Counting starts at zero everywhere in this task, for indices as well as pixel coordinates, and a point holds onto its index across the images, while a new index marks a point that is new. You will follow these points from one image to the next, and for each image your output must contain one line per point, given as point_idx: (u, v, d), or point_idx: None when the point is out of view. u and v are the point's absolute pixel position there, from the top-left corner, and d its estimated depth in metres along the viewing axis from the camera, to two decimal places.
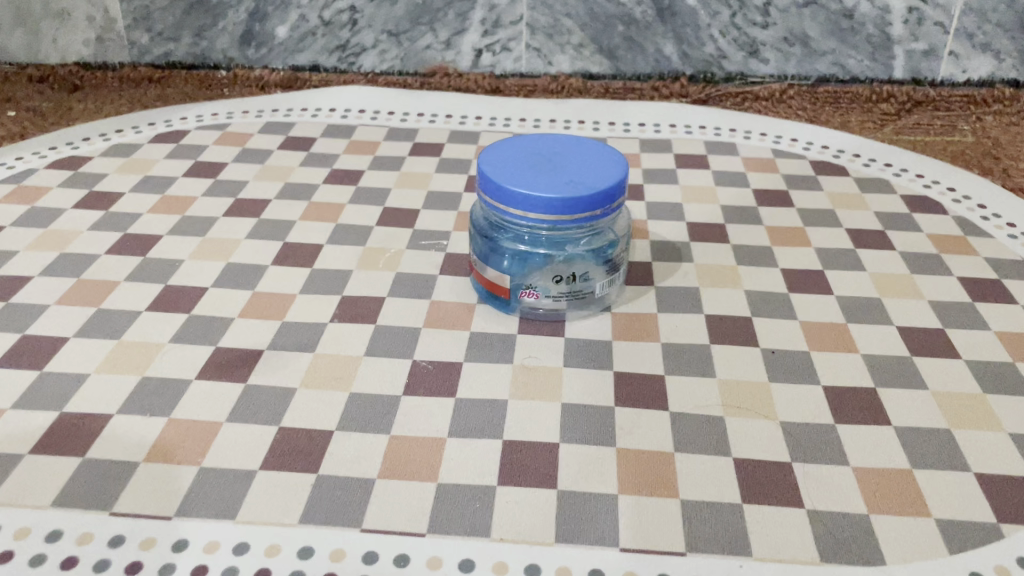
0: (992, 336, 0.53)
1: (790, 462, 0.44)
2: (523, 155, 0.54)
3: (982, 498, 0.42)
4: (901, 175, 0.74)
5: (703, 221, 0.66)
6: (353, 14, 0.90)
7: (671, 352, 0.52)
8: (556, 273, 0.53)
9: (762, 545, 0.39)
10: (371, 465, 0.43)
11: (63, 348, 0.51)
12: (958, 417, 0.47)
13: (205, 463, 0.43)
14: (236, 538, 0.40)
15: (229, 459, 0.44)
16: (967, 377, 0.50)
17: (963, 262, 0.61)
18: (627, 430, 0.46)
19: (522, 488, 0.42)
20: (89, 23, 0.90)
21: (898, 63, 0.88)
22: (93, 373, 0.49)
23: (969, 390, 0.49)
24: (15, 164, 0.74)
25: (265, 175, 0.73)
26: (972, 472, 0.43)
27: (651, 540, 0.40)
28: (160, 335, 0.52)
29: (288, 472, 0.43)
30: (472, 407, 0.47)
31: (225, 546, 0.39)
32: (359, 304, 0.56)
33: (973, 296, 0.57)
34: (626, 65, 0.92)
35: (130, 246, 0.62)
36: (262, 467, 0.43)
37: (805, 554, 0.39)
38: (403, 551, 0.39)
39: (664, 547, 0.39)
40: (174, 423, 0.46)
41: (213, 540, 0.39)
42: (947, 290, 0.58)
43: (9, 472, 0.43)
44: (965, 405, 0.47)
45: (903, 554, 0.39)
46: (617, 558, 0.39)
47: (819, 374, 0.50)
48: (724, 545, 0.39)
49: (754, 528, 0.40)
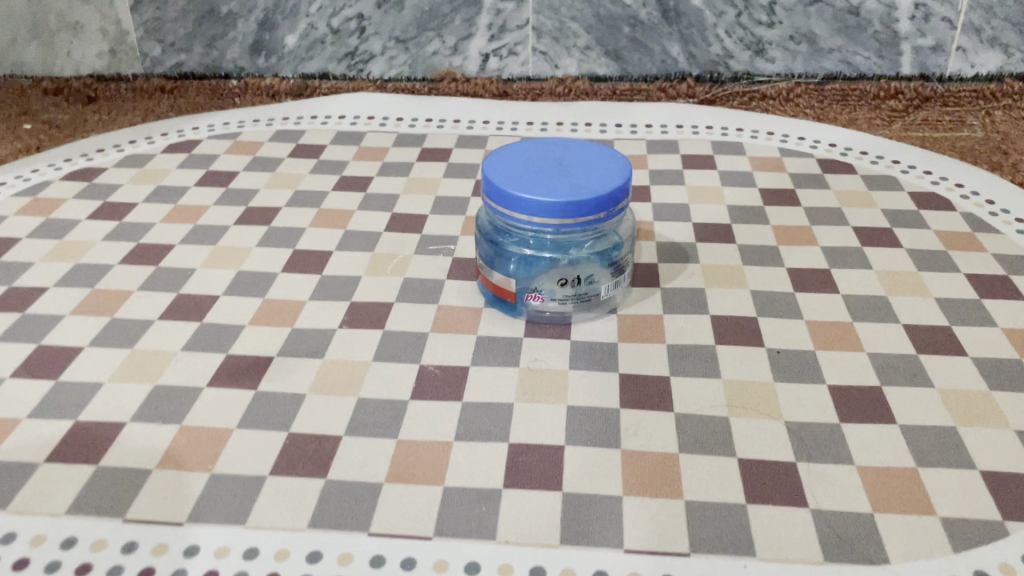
0: (1001, 334, 0.61)
1: (857, 467, 0.51)
2: (529, 164, 0.61)
3: (1014, 488, 0.49)
4: (909, 172, 0.80)
5: (725, 253, 0.71)
6: (361, 22, 0.94)
7: (725, 357, 0.60)
8: (562, 277, 0.60)
9: (844, 555, 0.46)
10: (496, 478, 0.50)
11: (133, 432, 0.53)
12: (965, 416, 0.54)
13: (315, 522, 0.47)
14: (372, 551, 0.46)
15: (337, 522, 0.47)
16: (976, 375, 0.58)
17: (969, 260, 0.69)
18: (712, 451, 0.52)
19: (629, 513, 0.48)
20: (103, 36, 0.90)
21: (905, 59, 0.92)
22: (174, 456, 0.51)
23: (973, 389, 0.56)
24: (33, 177, 0.77)
25: (320, 220, 0.74)
26: (981, 469, 0.51)
27: (760, 550, 0.46)
28: (233, 414, 0.54)
29: (396, 519, 0.48)
30: (580, 462, 0.51)
31: (359, 558, 0.46)
32: (419, 365, 0.59)
33: (980, 293, 0.65)
34: (633, 66, 0.97)
35: (183, 308, 0.63)
36: (377, 508, 0.48)
37: (877, 556, 0.46)
38: (541, 565, 0.45)
39: (768, 555, 0.46)
40: (279, 480, 0.50)
41: (345, 552, 0.46)
42: (949, 303, 0.64)
43: (127, 564, 0.45)
44: (976, 404, 0.55)
45: (965, 543, 0.46)
46: (723, 565, 0.45)
47: (856, 376, 0.58)
48: (814, 555, 0.46)
49: (818, 546, 0.46)
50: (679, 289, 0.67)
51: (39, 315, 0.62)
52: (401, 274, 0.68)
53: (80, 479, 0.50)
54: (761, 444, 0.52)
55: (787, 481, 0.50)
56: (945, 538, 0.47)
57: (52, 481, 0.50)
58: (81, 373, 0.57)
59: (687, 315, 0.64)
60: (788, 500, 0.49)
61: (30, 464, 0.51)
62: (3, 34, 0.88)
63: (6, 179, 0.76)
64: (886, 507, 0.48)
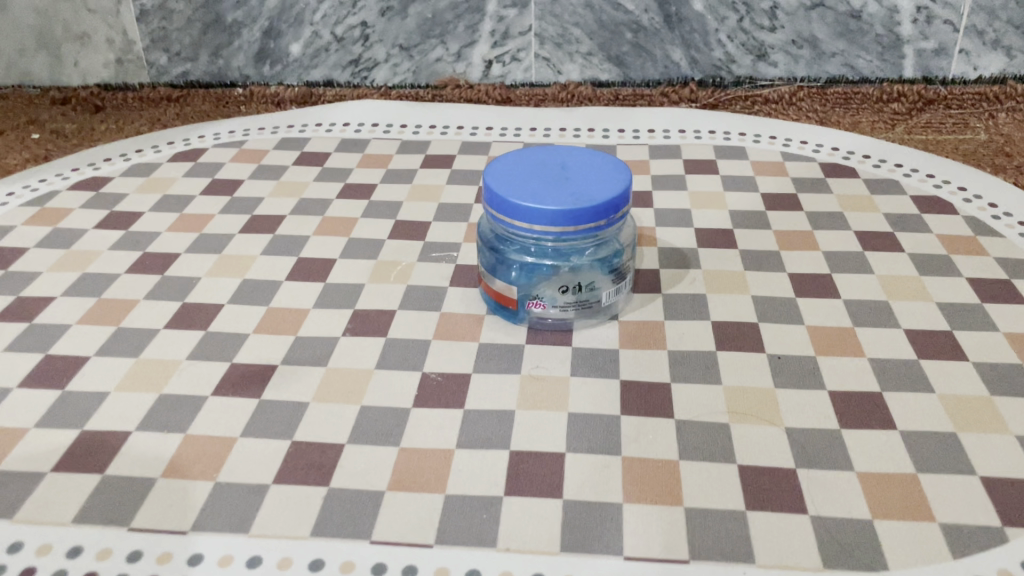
0: (1000, 338, 0.52)
1: (794, 468, 0.43)
2: (531, 168, 0.54)
3: (986, 502, 0.41)
4: (912, 175, 0.73)
5: (728, 257, 0.62)
6: (364, 30, 0.90)
7: (678, 359, 0.51)
8: (562, 284, 0.53)
9: (766, 551, 0.39)
10: (380, 476, 0.44)
11: (69, 367, 0.51)
12: (966, 420, 0.46)
13: (198, 524, 0.41)
14: (250, 550, 0.40)
15: (219, 523, 0.41)
16: (973, 378, 0.49)
17: (971, 262, 0.60)
18: (634, 437, 0.45)
19: (528, 497, 0.42)
20: (109, 45, 0.91)
21: (907, 62, 0.87)
22: (83, 432, 0.47)
23: (968, 385, 0.49)
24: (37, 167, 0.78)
25: (280, 191, 0.73)
26: (978, 475, 0.43)
27: (672, 549, 0.39)
28: (131, 416, 0.48)
29: (281, 523, 0.41)
30: (482, 418, 0.47)
31: (240, 558, 0.40)
32: (354, 310, 0.57)
33: (982, 297, 0.56)
34: (636, 71, 0.90)
35: (146, 264, 0.62)
36: (258, 510, 0.42)
37: (807, 560, 0.39)
38: (413, 562, 0.39)
39: (675, 556, 0.39)
40: (168, 483, 0.43)
41: (227, 552, 0.40)
42: (961, 307, 0.55)
43: (32, 489, 0.43)
44: (971, 407, 0.47)
45: (910, 559, 0.39)
46: (621, 567, 0.39)
47: (825, 378, 0.49)
48: (728, 554, 0.39)
49: (789, 549, 0.39)
50: (677, 295, 0.58)
51: (12, 271, 0.61)
52: (396, 283, 0.60)
53: (43, 402, 0.49)
54: (741, 451, 0.44)
55: (772, 485, 0.42)
56: (926, 531, 0.40)
57: (6, 404, 0.49)
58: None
59: (685, 321, 0.55)
60: (758, 506, 0.41)
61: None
62: (15, 44, 0.91)
63: (15, 188, 0.74)
64: (871, 510, 0.41)
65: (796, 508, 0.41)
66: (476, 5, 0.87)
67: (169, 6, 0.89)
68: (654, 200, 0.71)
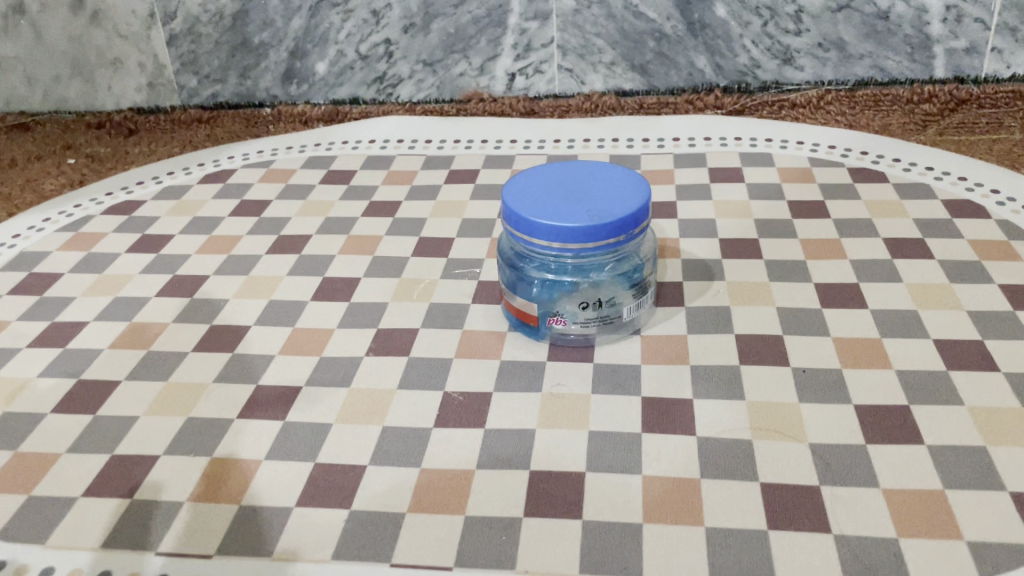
0: None
1: (818, 486, 0.43)
2: (549, 185, 0.54)
3: (1017, 519, 0.40)
4: (943, 177, 0.71)
5: (754, 268, 0.61)
6: (388, 47, 0.90)
7: (701, 375, 0.51)
8: (584, 300, 0.53)
9: (788, 571, 0.39)
10: (401, 499, 0.44)
11: (97, 393, 0.53)
12: (996, 433, 0.45)
13: (223, 549, 0.42)
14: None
15: (243, 546, 0.42)
16: (1004, 390, 0.48)
17: (1006, 269, 0.59)
18: (655, 457, 0.45)
19: (548, 519, 0.42)
20: (141, 70, 0.93)
21: (938, 62, 0.85)
22: (113, 455, 0.48)
23: (997, 396, 0.48)
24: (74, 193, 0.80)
25: (307, 211, 0.74)
26: (1009, 492, 0.42)
27: (689, 570, 0.39)
28: (160, 440, 0.49)
29: (304, 543, 0.42)
30: (501, 438, 0.47)
31: None
32: (377, 330, 0.57)
33: (1015, 305, 0.55)
34: (659, 80, 0.90)
35: (176, 287, 0.63)
36: (281, 533, 0.42)
37: None
38: None
39: None
40: (194, 506, 0.44)
41: None
42: (990, 316, 0.54)
43: (62, 516, 0.44)
44: (1001, 420, 0.46)
45: None
46: None
47: (852, 393, 0.49)
48: None
49: (816, 569, 0.39)
50: (702, 309, 0.57)
51: (49, 296, 0.63)
52: (419, 301, 0.60)
53: (76, 426, 0.50)
54: (766, 468, 0.44)
55: (798, 503, 0.42)
56: (955, 550, 0.39)
57: (40, 430, 0.50)
58: (29, 372, 0.55)
59: (708, 335, 0.54)
60: (782, 526, 0.41)
61: (35, 414, 0.51)
62: (50, 71, 0.93)
63: (51, 214, 0.76)
64: (900, 529, 0.40)
65: (821, 527, 0.41)
66: (499, 19, 0.88)
67: (198, 29, 0.91)
68: (679, 211, 0.70)
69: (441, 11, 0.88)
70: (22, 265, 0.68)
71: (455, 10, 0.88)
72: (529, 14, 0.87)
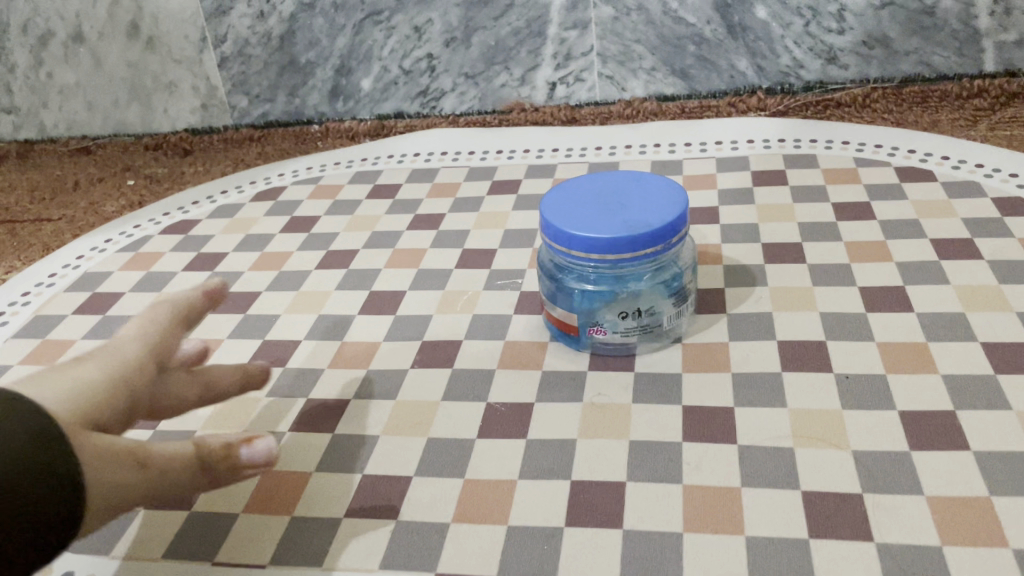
0: None
1: (860, 493, 0.43)
2: (587, 197, 0.55)
3: None
4: (993, 174, 0.70)
5: (797, 273, 0.61)
6: (430, 61, 0.92)
7: (743, 382, 0.51)
8: (622, 309, 0.53)
9: None
10: (445, 509, 0.45)
11: None
12: None
13: (277, 559, 0.43)
14: None
15: (294, 557, 0.43)
16: None
17: None
18: (695, 465, 0.45)
19: (589, 528, 0.43)
20: (195, 92, 0.97)
21: (987, 56, 0.83)
22: None
23: None
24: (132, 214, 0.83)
25: (354, 225, 0.76)
26: None
27: None
28: None
29: (353, 552, 0.43)
30: (542, 447, 0.48)
31: None
32: (422, 342, 0.59)
33: None
34: (700, 83, 0.90)
35: (230, 303, 0.66)
36: (331, 544, 0.44)
37: None
38: None
39: None
40: (249, 517, 0.46)
41: None
42: None
43: (126, 527, 0.46)
44: None
45: None
46: None
47: (896, 399, 0.48)
48: None
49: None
50: (742, 315, 0.57)
51: (112, 315, 0.66)
52: (463, 312, 0.61)
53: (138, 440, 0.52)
54: (807, 477, 0.44)
55: (840, 510, 0.42)
56: (1002, 557, 0.39)
57: None
58: None
59: (750, 342, 0.54)
60: (824, 535, 0.41)
61: None
62: (110, 96, 0.97)
63: (112, 235, 0.79)
64: (944, 537, 0.40)
65: (862, 535, 0.40)
66: (538, 30, 0.89)
67: (248, 51, 0.93)
68: (721, 216, 0.70)
69: (481, 24, 0.89)
70: (85, 286, 0.71)
71: (495, 23, 0.89)
72: (568, 24, 0.88)
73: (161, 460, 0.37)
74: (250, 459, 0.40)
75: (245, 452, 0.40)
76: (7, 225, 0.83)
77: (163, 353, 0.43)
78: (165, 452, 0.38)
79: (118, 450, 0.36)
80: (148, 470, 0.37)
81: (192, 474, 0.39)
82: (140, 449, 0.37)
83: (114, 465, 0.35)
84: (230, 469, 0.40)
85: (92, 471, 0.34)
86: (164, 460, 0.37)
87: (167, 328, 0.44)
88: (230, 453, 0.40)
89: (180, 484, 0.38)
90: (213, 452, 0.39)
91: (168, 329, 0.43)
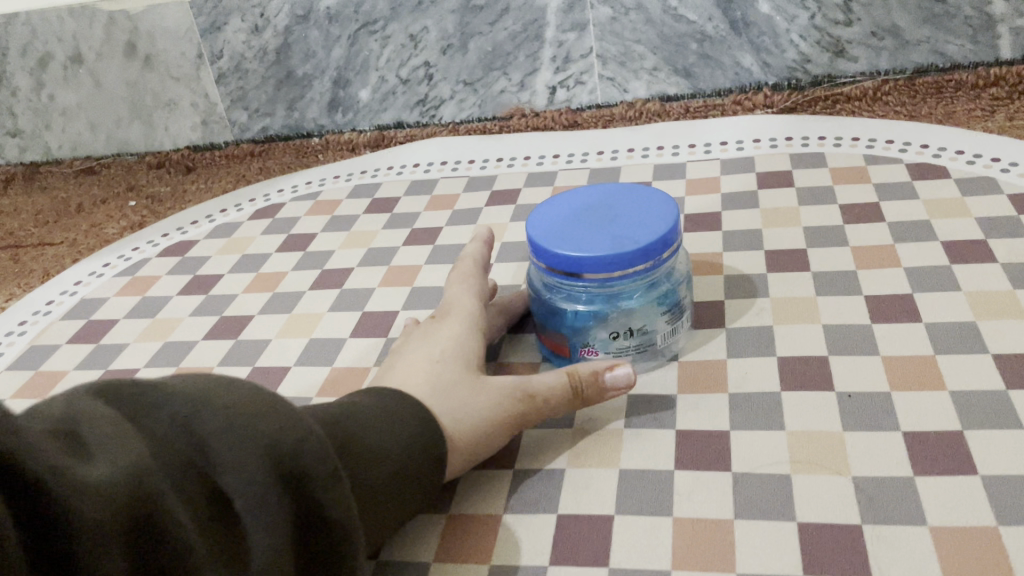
0: None
1: (859, 524, 0.40)
2: (576, 214, 0.53)
3: None
4: (1010, 169, 0.67)
5: (801, 282, 0.59)
6: (428, 70, 0.90)
7: (739, 403, 0.49)
8: (614, 330, 0.51)
9: None
10: (428, 548, 0.43)
11: None
12: None
13: None
14: None
15: None
16: None
17: None
18: (686, 497, 0.43)
19: (574, 567, 0.41)
20: (194, 109, 0.96)
21: (1004, 42, 0.79)
22: None
23: None
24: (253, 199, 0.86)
25: (349, 242, 0.75)
26: None
27: None
28: None
29: None
30: (530, 479, 0.46)
31: None
32: None
33: None
34: (705, 82, 0.87)
35: (223, 328, 0.65)
36: None
37: None
38: None
39: None
40: None
41: None
42: None
43: None
44: None
45: None
46: None
47: (902, 418, 0.46)
48: None
49: None
50: (743, 329, 0.55)
51: (105, 343, 0.65)
52: None
53: None
54: (802, 507, 0.42)
55: (837, 544, 0.40)
56: None
57: None
58: None
59: (751, 358, 0.52)
60: (819, 571, 0.38)
61: None
62: (111, 116, 0.97)
63: (110, 260, 0.78)
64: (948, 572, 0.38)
65: (861, 571, 0.38)
66: (536, 33, 0.87)
67: (244, 66, 0.93)
68: (724, 222, 0.68)
69: (478, 29, 0.87)
70: (82, 313, 0.70)
71: (491, 28, 0.87)
72: (566, 26, 0.86)
73: (543, 390, 0.48)
74: (613, 383, 0.48)
75: (609, 377, 0.48)
76: (11, 249, 0.83)
77: (485, 308, 0.56)
78: (544, 383, 0.48)
79: (508, 390, 0.47)
80: (535, 400, 0.47)
81: (570, 398, 0.48)
82: (528, 384, 0.48)
83: (504, 401, 0.47)
84: (599, 391, 0.49)
85: (486, 410, 0.46)
86: (546, 392, 0.48)
87: (479, 286, 0.56)
88: (598, 379, 0.48)
89: (563, 406, 0.48)
90: (584, 380, 0.48)
91: (482, 290, 0.56)
